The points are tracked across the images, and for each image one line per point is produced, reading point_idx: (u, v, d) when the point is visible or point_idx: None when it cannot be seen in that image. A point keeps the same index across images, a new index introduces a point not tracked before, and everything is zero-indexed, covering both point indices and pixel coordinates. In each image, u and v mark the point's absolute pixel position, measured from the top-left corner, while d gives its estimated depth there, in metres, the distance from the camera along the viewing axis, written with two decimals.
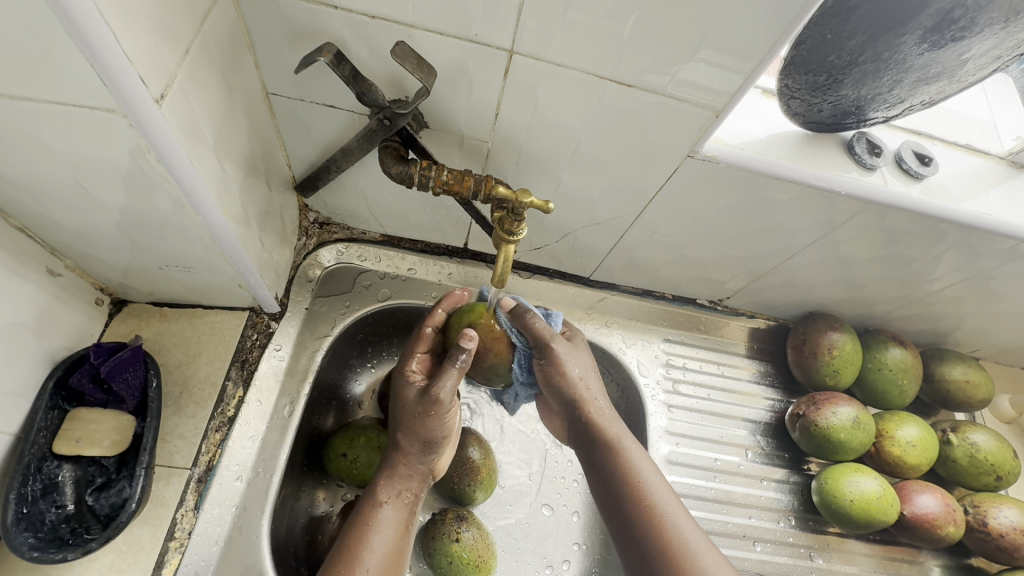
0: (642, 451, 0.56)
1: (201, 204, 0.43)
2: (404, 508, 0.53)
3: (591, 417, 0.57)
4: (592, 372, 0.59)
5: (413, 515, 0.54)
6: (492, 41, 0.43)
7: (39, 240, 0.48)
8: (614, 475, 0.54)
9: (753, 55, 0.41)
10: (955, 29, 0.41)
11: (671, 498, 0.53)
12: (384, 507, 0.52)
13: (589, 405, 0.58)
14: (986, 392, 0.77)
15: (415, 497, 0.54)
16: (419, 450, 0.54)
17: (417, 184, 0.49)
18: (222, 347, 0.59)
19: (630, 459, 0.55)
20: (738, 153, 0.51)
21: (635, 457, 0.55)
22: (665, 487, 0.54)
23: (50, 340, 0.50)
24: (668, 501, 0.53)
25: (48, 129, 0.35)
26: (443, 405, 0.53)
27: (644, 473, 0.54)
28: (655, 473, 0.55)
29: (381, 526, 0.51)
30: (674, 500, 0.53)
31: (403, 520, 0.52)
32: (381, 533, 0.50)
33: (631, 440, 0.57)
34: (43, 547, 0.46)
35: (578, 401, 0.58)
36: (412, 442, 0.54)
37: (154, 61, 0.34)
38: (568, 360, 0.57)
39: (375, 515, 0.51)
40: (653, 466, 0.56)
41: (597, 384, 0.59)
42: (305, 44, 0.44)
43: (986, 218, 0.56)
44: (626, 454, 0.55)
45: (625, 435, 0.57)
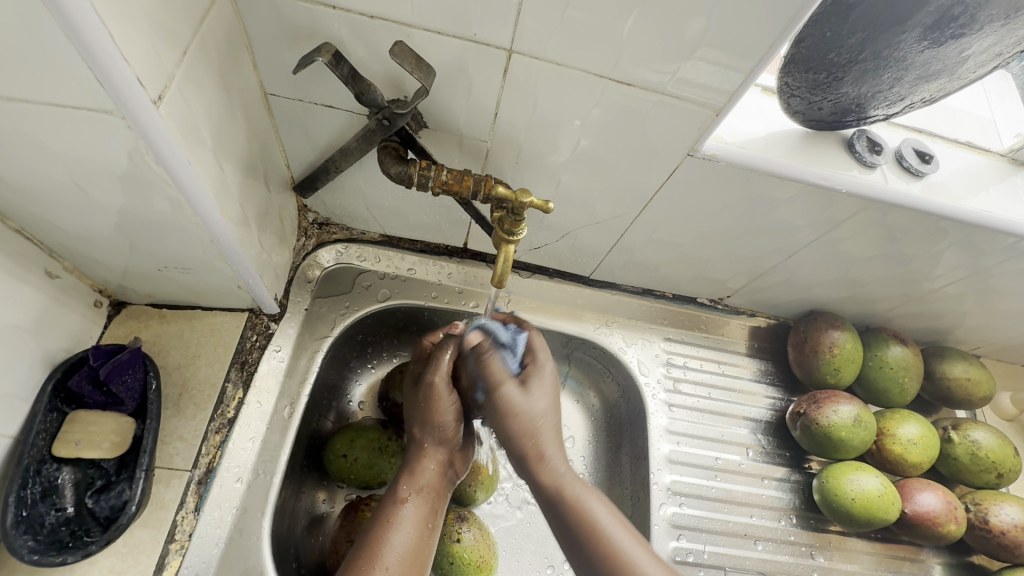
0: (594, 492, 0.50)
1: (200, 206, 0.43)
2: (426, 507, 0.53)
3: (540, 466, 0.50)
4: (546, 406, 0.52)
5: (435, 513, 0.53)
6: (491, 40, 0.42)
7: (36, 241, 0.48)
8: (569, 521, 0.48)
9: (753, 54, 0.41)
10: (955, 27, 0.41)
11: (627, 535, 0.47)
12: (406, 504, 0.52)
13: (540, 453, 0.51)
14: (987, 389, 0.77)
15: (437, 496, 0.54)
16: (434, 446, 0.56)
17: (416, 185, 0.49)
18: (221, 349, 0.59)
19: (591, 512, 0.48)
20: (738, 151, 0.51)
21: (591, 503, 0.49)
22: (623, 525, 0.48)
23: (49, 343, 0.50)
24: (622, 537, 0.47)
25: (45, 131, 0.35)
26: (444, 400, 0.55)
27: (605, 523, 0.47)
28: (605, 508, 0.49)
29: (402, 522, 0.50)
30: (625, 533, 0.47)
31: (425, 519, 0.52)
32: (402, 530, 0.50)
33: (565, 464, 0.51)
34: (42, 550, 0.46)
35: (523, 442, 0.51)
36: (424, 438, 0.56)
37: (152, 62, 0.34)
38: (520, 399, 0.51)
39: (395, 513, 0.51)
40: (615, 514, 0.49)
41: (551, 427, 0.52)
42: (304, 43, 0.44)
43: (987, 216, 0.56)
44: (573, 495, 0.49)
45: (574, 482, 0.50)
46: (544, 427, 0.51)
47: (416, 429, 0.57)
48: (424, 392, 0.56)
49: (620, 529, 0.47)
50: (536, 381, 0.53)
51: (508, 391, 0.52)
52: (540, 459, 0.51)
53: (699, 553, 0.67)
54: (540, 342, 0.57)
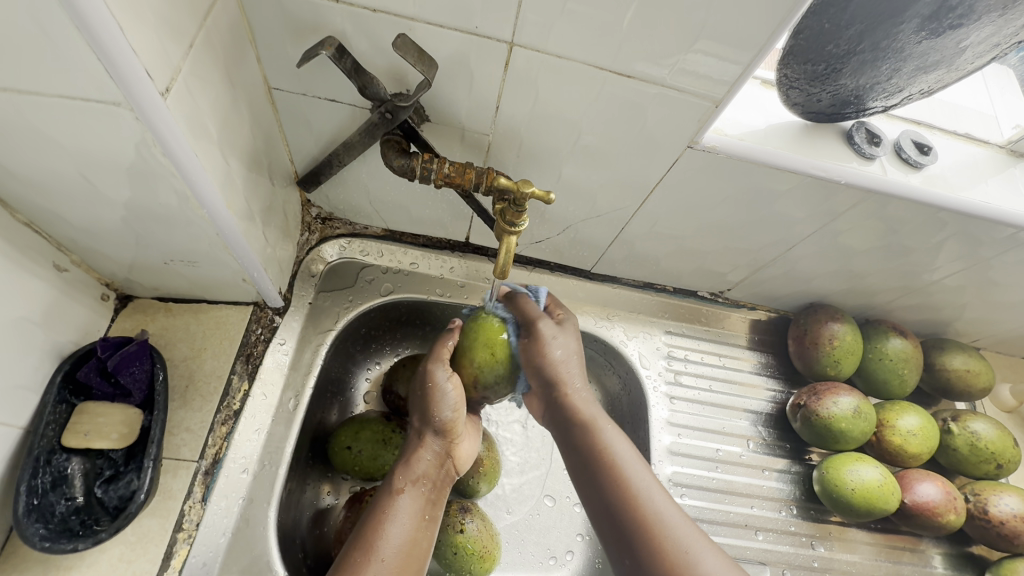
0: (612, 425, 0.57)
1: (206, 198, 0.43)
2: (423, 498, 0.53)
3: (566, 391, 0.58)
4: (574, 347, 0.60)
5: (434, 504, 0.54)
6: (492, 33, 0.43)
7: (44, 234, 0.48)
8: (589, 451, 0.55)
9: (751, 45, 0.41)
10: (953, 17, 0.41)
11: (643, 471, 0.54)
12: (401, 496, 0.52)
13: (569, 390, 0.58)
14: (987, 381, 0.77)
15: (436, 487, 0.55)
16: (432, 437, 0.56)
17: (419, 177, 0.50)
18: (227, 341, 0.60)
19: (606, 440, 0.56)
20: (737, 143, 0.51)
21: (613, 439, 0.56)
22: (641, 464, 0.55)
23: (57, 335, 0.51)
24: (641, 471, 0.54)
25: (55, 124, 0.36)
26: (441, 383, 0.56)
27: (624, 457, 0.55)
28: (624, 443, 0.57)
29: (397, 515, 0.51)
30: (646, 473, 0.54)
31: (421, 511, 0.52)
32: (398, 522, 0.50)
33: (586, 392, 0.59)
34: (53, 538, 0.46)
35: (554, 371, 0.58)
36: (424, 428, 0.56)
37: (159, 54, 0.34)
38: (554, 341, 0.57)
39: (392, 505, 0.51)
40: (633, 449, 0.56)
41: (577, 362, 0.59)
42: (307, 37, 0.45)
43: (985, 207, 0.56)
44: (594, 423, 0.57)
45: (602, 418, 0.58)
46: (569, 375, 0.58)
47: (416, 419, 0.57)
48: (423, 382, 0.57)
49: (638, 462, 0.55)
50: (564, 329, 0.60)
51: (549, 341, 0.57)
52: (571, 397, 0.58)
53: None
54: (534, 308, 0.59)
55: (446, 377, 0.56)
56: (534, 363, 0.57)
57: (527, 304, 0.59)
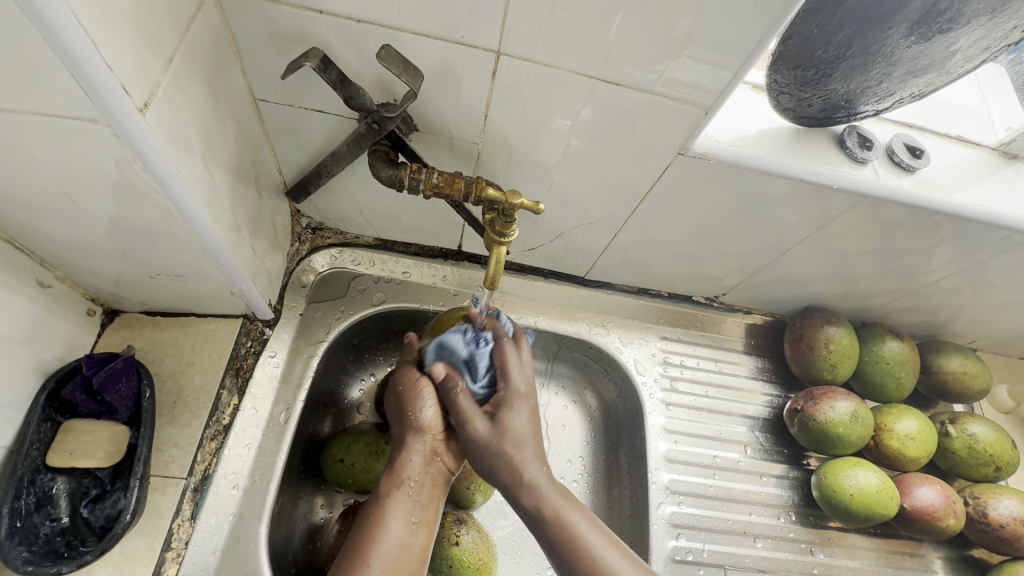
0: (576, 506, 0.52)
1: (189, 212, 0.43)
2: (413, 501, 0.51)
3: (521, 473, 0.52)
4: (523, 382, 0.57)
5: (424, 507, 0.51)
6: (479, 42, 0.42)
7: (27, 251, 0.48)
8: (550, 533, 0.51)
9: (740, 51, 0.41)
10: (942, 21, 0.41)
11: (605, 544, 0.50)
12: (388, 501, 0.50)
13: (518, 448, 0.53)
14: (984, 383, 0.77)
15: (425, 489, 0.52)
16: (415, 438, 0.54)
17: (407, 187, 0.49)
18: (216, 355, 0.59)
19: (568, 520, 0.51)
20: (728, 149, 0.51)
21: (571, 515, 0.51)
22: (602, 533, 0.51)
23: (42, 353, 0.50)
24: (603, 547, 0.50)
25: (31, 141, 0.35)
26: (422, 384, 0.55)
27: (582, 529, 0.51)
28: (582, 517, 0.52)
29: (383, 524, 0.48)
30: (606, 543, 0.50)
31: (411, 515, 0.50)
32: (384, 530, 0.48)
33: (539, 468, 0.53)
34: (38, 561, 0.45)
35: (505, 446, 0.53)
36: (404, 432, 0.54)
37: (137, 70, 0.34)
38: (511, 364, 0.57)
39: (378, 511, 0.49)
40: (593, 523, 0.52)
41: (530, 421, 0.55)
42: (292, 48, 0.44)
43: (979, 209, 0.56)
44: (544, 499, 0.52)
45: (560, 500, 0.52)
46: (524, 445, 0.53)
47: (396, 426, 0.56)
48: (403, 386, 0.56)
49: (599, 535, 0.51)
50: (517, 366, 0.57)
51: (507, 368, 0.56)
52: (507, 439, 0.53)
53: (699, 552, 0.67)
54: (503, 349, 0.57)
55: (423, 377, 0.56)
56: (467, 433, 0.53)
57: (504, 348, 0.57)
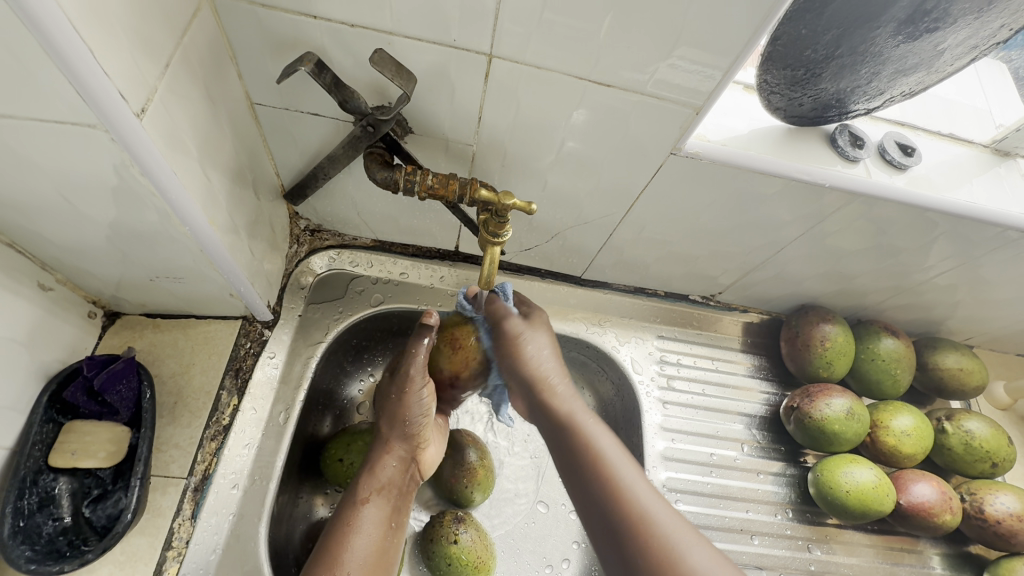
0: (600, 425, 0.54)
1: (187, 215, 0.43)
2: (387, 504, 0.54)
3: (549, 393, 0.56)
4: (552, 362, 0.57)
5: (398, 512, 0.55)
6: (471, 45, 0.43)
7: (29, 254, 0.48)
8: (577, 456, 0.52)
9: (729, 52, 0.41)
10: (929, 21, 0.41)
11: (635, 473, 0.50)
12: (366, 506, 0.53)
13: (548, 383, 0.56)
14: (980, 379, 0.77)
15: (400, 493, 0.55)
16: (400, 443, 0.56)
17: (402, 189, 0.50)
18: (215, 356, 0.60)
19: (606, 464, 0.51)
20: (720, 149, 0.51)
21: (594, 431, 0.53)
22: (634, 467, 0.51)
23: (43, 355, 0.51)
24: (642, 496, 0.48)
25: (32, 146, 0.36)
26: (415, 383, 0.55)
27: (623, 479, 0.49)
28: (609, 438, 0.53)
29: (362, 527, 0.51)
30: (650, 498, 0.48)
31: (385, 520, 0.53)
32: (362, 534, 0.51)
33: (572, 398, 0.56)
34: (40, 560, 0.46)
35: (536, 391, 0.56)
36: (392, 433, 0.56)
37: (133, 76, 0.34)
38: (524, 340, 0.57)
39: (355, 516, 0.52)
40: (622, 450, 0.53)
41: (560, 373, 0.57)
42: (287, 52, 0.45)
43: (971, 206, 0.56)
44: (578, 425, 0.54)
45: (581, 413, 0.55)
46: (550, 378, 0.57)
47: (384, 424, 0.57)
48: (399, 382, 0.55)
49: (628, 464, 0.51)
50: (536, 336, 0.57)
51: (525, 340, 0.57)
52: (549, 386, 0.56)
53: None
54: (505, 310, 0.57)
55: (422, 386, 0.55)
56: (509, 365, 0.57)
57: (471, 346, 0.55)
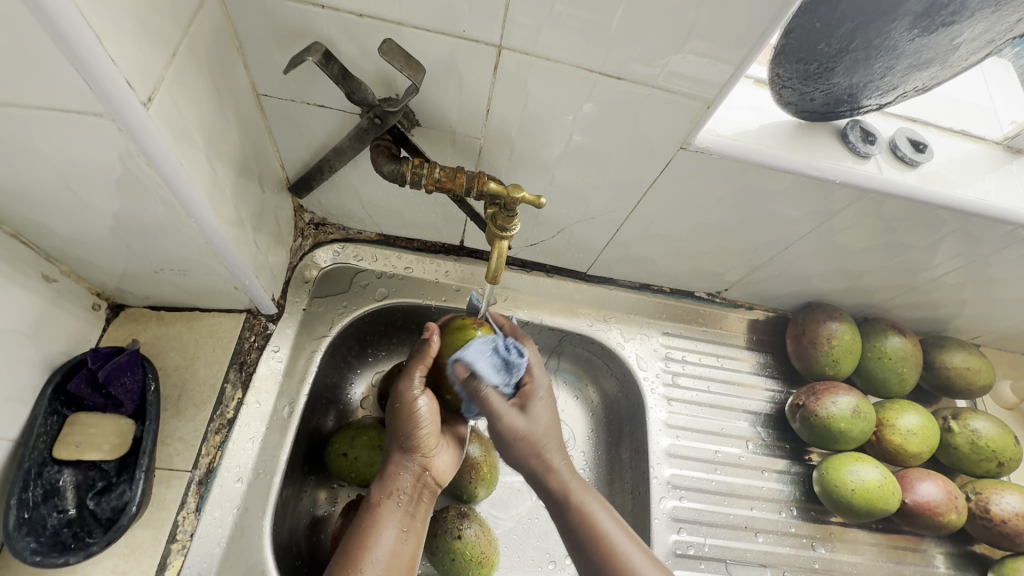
0: (592, 493, 0.54)
1: (193, 207, 0.43)
2: (402, 511, 0.53)
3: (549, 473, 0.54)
4: (549, 429, 0.55)
5: (414, 517, 0.53)
6: (480, 36, 0.42)
7: (32, 245, 0.48)
8: (571, 520, 0.53)
9: (743, 44, 0.41)
10: (946, 14, 0.41)
11: (627, 540, 0.52)
12: (380, 508, 0.52)
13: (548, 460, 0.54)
14: (987, 378, 0.77)
15: (414, 500, 0.54)
16: (403, 453, 0.55)
17: (409, 182, 0.49)
18: (220, 349, 0.59)
19: (588, 510, 0.53)
20: (731, 144, 0.51)
21: (593, 507, 0.53)
22: (624, 531, 0.52)
23: (47, 347, 0.51)
24: (623, 542, 0.51)
25: (38, 135, 0.35)
26: (411, 400, 0.54)
27: (607, 530, 0.52)
28: (603, 510, 0.53)
29: (378, 529, 0.51)
30: (626, 538, 0.52)
31: (401, 524, 0.52)
32: (379, 536, 0.50)
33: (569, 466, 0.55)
34: (45, 551, 0.46)
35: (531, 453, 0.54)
36: (395, 446, 0.55)
37: (140, 64, 0.34)
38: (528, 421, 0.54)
39: (370, 519, 0.52)
40: (613, 517, 0.53)
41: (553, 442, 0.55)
42: (294, 43, 0.44)
43: (982, 204, 0.56)
44: (578, 501, 0.53)
45: (579, 488, 0.54)
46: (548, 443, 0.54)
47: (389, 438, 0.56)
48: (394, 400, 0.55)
49: (618, 528, 0.52)
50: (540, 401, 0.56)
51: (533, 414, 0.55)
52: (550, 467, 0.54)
53: (700, 546, 0.67)
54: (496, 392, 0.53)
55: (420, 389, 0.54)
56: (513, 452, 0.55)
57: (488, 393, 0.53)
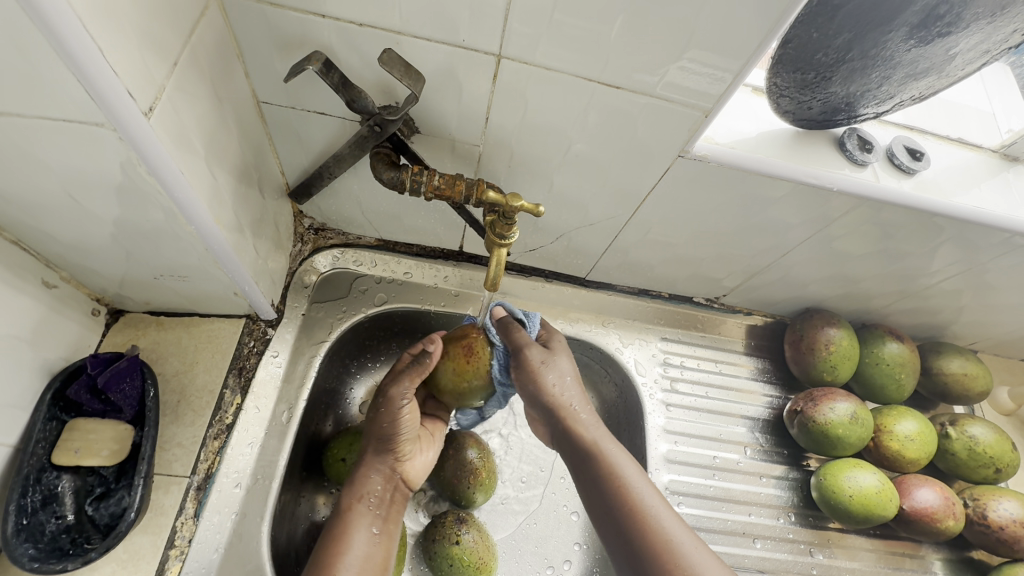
0: (617, 444, 0.54)
1: (193, 213, 0.43)
2: (373, 514, 0.53)
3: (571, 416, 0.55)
4: (576, 390, 0.57)
5: (386, 520, 0.53)
6: (479, 46, 0.43)
7: (32, 252, 0.48)
8: (592, 468, 0.52)
9: (740, 55, 0.41)
10: (942, 25, 0.41)
11: (647, 487, 0.50)
12: (350, 513, 0.52)
13: (571, 412, 0.55)
14: (985, 384, 0.77)
15: (385, 503, 0.54)
16: (377, 457, 0.55)
17: (409, 190, 0.49)
18: (219, 354, 0.60)
19: (610, 458, 0.52)
20: (728, 152, 0.51)
21: (614, 454, 0.53)
22: (643, 474, 0.52)
23: (47, 353, 0.51)
24: (642, 488, 0.50)
25: (40, 145, 0.36)
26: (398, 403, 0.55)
27: (626, 473, 0.51)
28: (625, 456, 0.53)
29: (348, 532, 0.50)
30: (648, 486, 0.50)
31: (372, 525, 0.52)
32: (348, 538, 0.50)
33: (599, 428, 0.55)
34: (43, 558, 0.46)
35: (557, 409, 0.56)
36: (369, 452, 0.56)
37: (142, 74, 0.34)
38: (545, 369, 0.56)
39: (339, 524, 0.51)
40: (633, 462, 0.53)
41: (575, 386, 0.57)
42: (294, 51, 0.44)
43: (979, 211, 0.56)
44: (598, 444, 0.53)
45: (603, 438, 0.54)
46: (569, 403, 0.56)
47: (367, 443, 0.57)
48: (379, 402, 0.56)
49: (639, 475, 0.51)
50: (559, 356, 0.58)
51: (544, 368, 0.56)
52: (573, 420, 0.55)
53: None
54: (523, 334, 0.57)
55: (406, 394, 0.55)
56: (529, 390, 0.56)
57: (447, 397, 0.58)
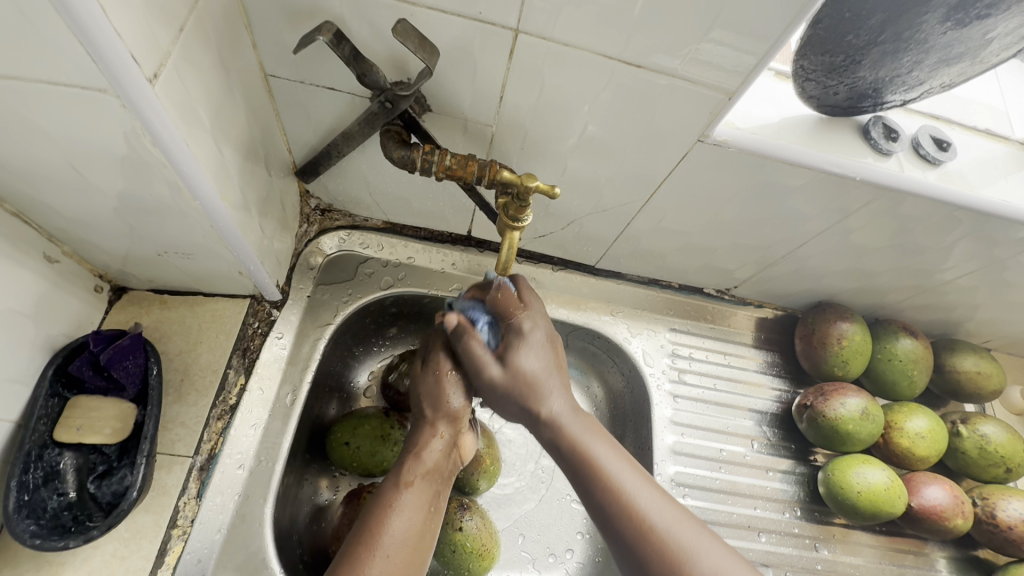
0: (597, 436, 0.49)
1: (198, 188, 0.42)
2: (431, 490, 0.50)
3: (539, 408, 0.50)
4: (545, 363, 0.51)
5: (438, 497, 0.50)
6: (496, 20, 0.41)
7: (33, 225, 0.47)
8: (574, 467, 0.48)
9: (768, 36, 0.40)
10: (981, 6, 0.39)
11: (631, 474, 0.47)
12: (409, 488, 0.49)
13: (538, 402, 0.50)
14: (998, 383, 0.76)
15: (443, 478, 0.52)
16: (444, 424, 0.53)
17: (419, 169, 0.48)
18: (223, 335, 0.59)
19: (591, 452, 0.48)
20: (749, 137, 0.50)
21: (593, 445, 0.48)
22: (624, 461, 0.48)
23: (49, 328, 0.50)
24: (625, 474, 0.47)
25: (42, 112, 0.34)
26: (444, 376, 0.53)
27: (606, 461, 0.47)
28: (603, 444, 0.49)
29: (403, 508, 0.47)
30: (630, 473, 0.47)
31: (427, 503, 0.49)
32: (402, 516, 0.47)
33: (575, 418, 0.50)
34: (44, 535, 0.46)
35: (525, 400, 0.50)
36: (433, 416, 0.53)
37: (147, 40, 0.33)
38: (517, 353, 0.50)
39: (395, 497, 0.48)
40: (616, 452, 0.49)
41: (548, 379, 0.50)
42: (305, 21, 0.43)
43: (1004, 205, 0.54)
44: (578, 442, 0.48)
45: (574, 421, 0.49)
46: (544, 386, 0.50)
47: (426, 406, 0.53)
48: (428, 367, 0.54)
49: (623, 465, 0.48)
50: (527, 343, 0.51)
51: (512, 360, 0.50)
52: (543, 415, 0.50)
53: None
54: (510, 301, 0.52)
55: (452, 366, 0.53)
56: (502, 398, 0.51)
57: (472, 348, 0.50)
